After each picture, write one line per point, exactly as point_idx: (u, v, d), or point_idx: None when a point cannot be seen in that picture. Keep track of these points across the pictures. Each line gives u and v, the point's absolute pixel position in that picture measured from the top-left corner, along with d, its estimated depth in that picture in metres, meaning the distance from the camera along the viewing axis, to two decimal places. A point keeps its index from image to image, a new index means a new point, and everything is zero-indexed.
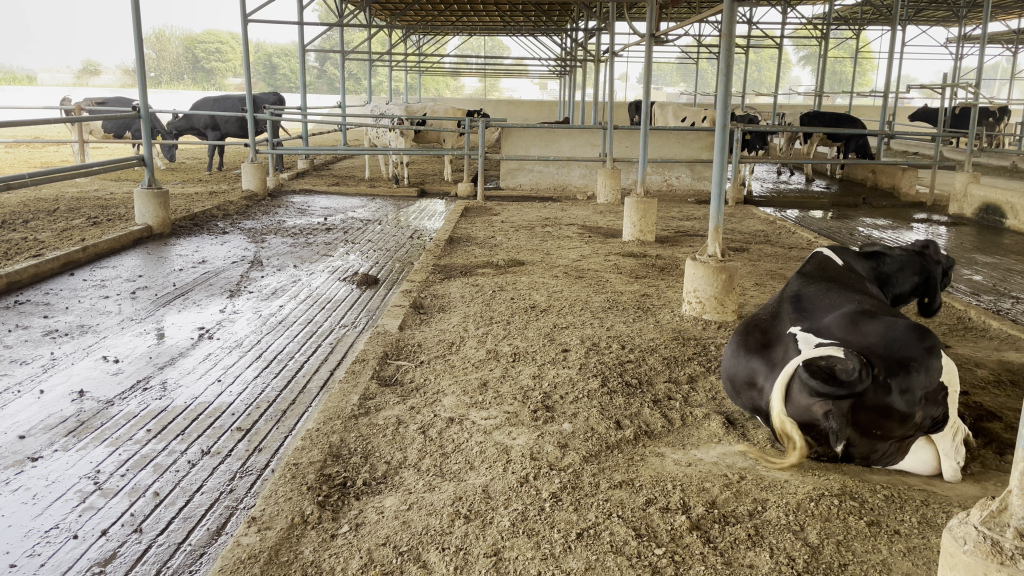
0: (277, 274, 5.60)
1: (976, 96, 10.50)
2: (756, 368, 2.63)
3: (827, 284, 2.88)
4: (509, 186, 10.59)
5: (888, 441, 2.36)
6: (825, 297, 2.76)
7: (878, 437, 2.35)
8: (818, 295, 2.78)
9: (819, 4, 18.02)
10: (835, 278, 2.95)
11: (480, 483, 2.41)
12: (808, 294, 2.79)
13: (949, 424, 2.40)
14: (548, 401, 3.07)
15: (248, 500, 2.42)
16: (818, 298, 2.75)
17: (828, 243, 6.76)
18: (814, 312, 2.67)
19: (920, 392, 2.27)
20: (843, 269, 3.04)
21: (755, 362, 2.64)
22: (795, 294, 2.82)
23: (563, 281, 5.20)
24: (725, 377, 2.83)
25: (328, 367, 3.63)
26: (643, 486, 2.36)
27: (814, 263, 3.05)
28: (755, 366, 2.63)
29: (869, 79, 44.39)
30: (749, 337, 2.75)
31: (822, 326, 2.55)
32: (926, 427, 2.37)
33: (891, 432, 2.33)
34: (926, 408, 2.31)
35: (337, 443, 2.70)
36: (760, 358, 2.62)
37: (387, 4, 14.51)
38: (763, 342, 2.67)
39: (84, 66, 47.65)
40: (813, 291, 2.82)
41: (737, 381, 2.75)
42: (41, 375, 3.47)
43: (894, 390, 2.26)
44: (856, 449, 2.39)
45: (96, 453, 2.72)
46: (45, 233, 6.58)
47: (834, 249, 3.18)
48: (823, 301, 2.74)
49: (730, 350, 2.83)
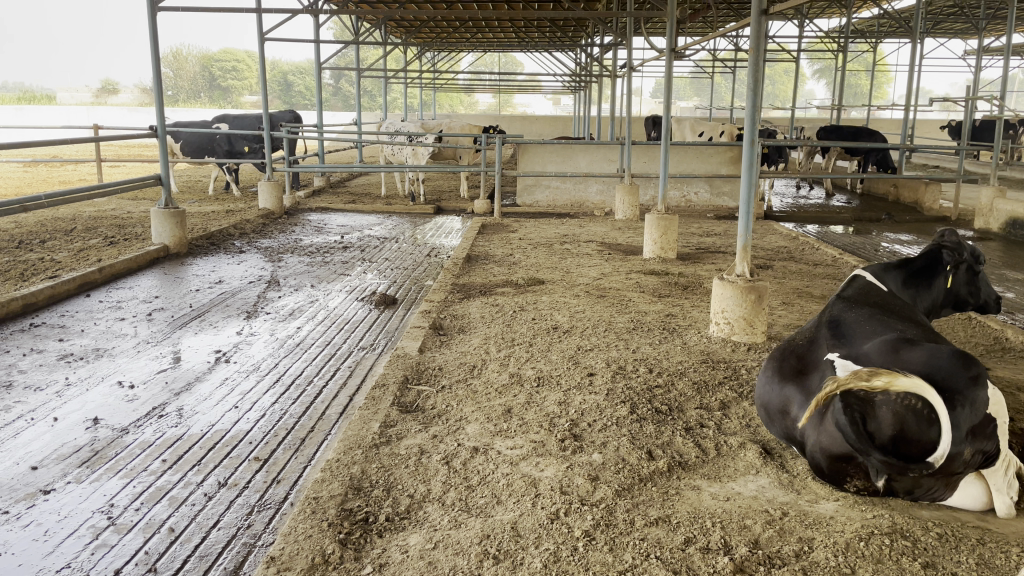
0: (294, 293, 5.54)
1: (1001, 108, 10.29)
2: (790, 397, 2.54)
3: (868, 309, 2.76)
4: (525, 202, 10.52)
5: (934, 477, 2.24)
6: (865, 323, 2.63)
7: (923, 473, 2.23)
8: (857, 320, 2.65)
9: (836, 18, 17.84)
10: (878, 304, 2.83)
11: (508, 519, 2.30)
12: (847, 320, 2.67)
13: (999, 457, 2.29)
14: (576, 429, 2.95)
15: (267, 537, 2.32)
16: (857, 325, 2.61)
17: (854, 260, 6.62)
18: (853, 338, 2.54)
19: (966, 427, 2.17)
20: (887, 296, 2.92)
21: (789, 391, 2.55)
22: (834, 319, 2.70)
23: (585, 301, 5.08)
24: (760, 404, 2.75)
25: (348, 393, 3.52)
26: (680, 523, 2.25)
27: (854, 288, 2.93)
28: (789, 394, 2.55)
29: (885, 93, 44.14)
30: (784, 363, 2.65)
31: (862, 354, 2.42)
32: (976, 462, 2.25)
33: (938, 468, 2.21)
34: (974, 443, 2.20)
35: (358, 476, 2.59)
36: (793, 386, 2.53)
37: (402, 21, 14.49)
38: (797, 368, 2.56)
39: (104, 85, 48.58)
40: (853, 316, 2.69)
41: (770, 409, 2.67)
42: (55, 402, 3.38)
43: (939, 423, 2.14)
44: (899, 484, 2.27)
45: (110, 485, 2.63)
46: (62, 254, 6.54)
47: (875, 272, 3.05)
48: (862, 327, 2.60)
49: (764, 377, 2.74)
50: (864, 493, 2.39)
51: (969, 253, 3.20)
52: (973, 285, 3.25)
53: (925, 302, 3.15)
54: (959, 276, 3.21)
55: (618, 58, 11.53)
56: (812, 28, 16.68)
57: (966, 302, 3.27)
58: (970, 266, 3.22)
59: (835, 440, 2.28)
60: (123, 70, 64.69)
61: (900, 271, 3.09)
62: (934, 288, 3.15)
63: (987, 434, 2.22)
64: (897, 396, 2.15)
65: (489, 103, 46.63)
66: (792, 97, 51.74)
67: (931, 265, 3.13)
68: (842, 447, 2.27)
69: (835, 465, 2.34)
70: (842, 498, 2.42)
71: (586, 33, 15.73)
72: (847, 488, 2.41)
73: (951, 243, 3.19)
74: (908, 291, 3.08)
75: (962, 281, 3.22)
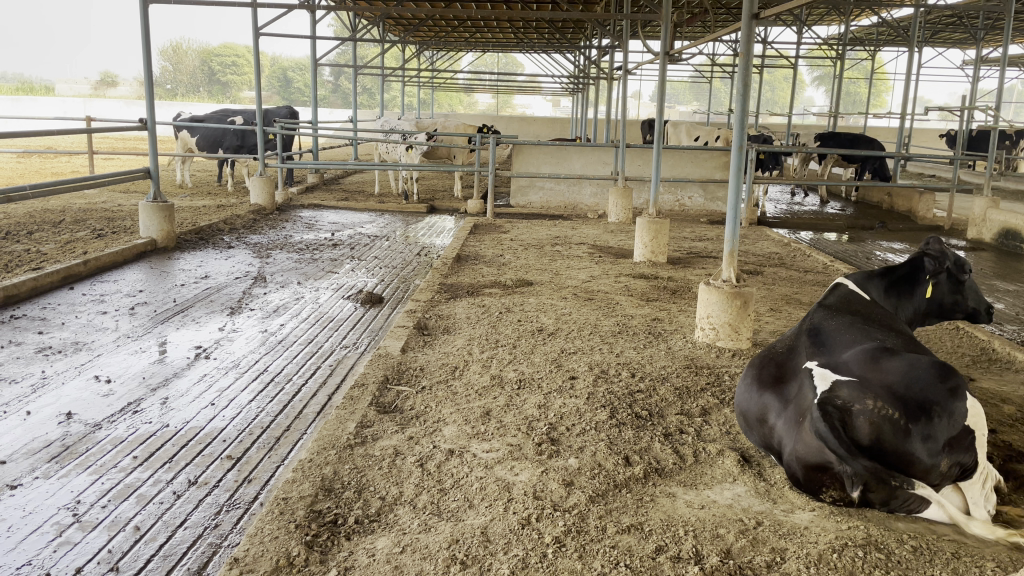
0: (280, 290, 5.50)
1: (997, 118, 10.26)
2: (768, 405, 2.51)
3: (850, 317, 2.74)
4: (519, 203, 10.49)
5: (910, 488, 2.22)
6: (845, 332, 2.60)
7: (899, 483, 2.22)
8: (837, 329, 2.63)
9: (835, 25, 17.82)
10: (861, 313, 2.81)
11: (479, 524, 2.26)
12: (827, 328, 2.64)
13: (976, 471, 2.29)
14: (554, 433, 2.92)
15: (233, 537, 2.28)
16: (837, 333, 2.59)
17: (845, 267, 6.60)
18: (833, 347, 2.51)
19: (943, 439, 2.18)
20: (870, 304, 2.89)
21: (767, 399, 2.51)
22: (814, 326, 2.67)
23: (572, 303, 5.05)
24: (739, 412, 2.71)
25: (326, 392, 3.49)
26: (652, 530, 2.22)
27: (837, 296, 2.90)
28: (767, 402, 2.51)
29: (883, 102, 44.26)
30: (763, 371, 2.61)
31: (841, 362, 2.39)
32: (953, 474, 2.24)
33: (913, 479, 2.20)
34: (950, 455, 2.20)
35: (329, 476, 2.56)
36: (771, 393, 2.50)
37: (400, 19, 14.44)
38: (776, 376, 2.53)
39: (103, 77, 48.61)
40: (834, 324, 2.66)
41: (749, 417, 2.63)
42: (28, 396, 3.34)
43: (914, 435, 2.16)
44: (874, 495, 2.25)
45: (78, 482, 2.59)
46: (49, 246, 6.48)
47: (859, 280, 3.01)
48: (843, 335, 2.57)
49: (743, 384, 2.70)
50: (841, 503, 2.36)
51: (953, 261, 3.16)
52: (958, 294, 3.21)
53: (907, 310, 3.12)
54: (942, 284, 3.18)
55: (616, 61, 11.48)
56: (811, 35, 16.67)
57: (951, 311, 3.23)
58: (954, 273, 3.17)
59: (813, 448, 2.25)
60: (123, 64, 64.62)
61: (883, 280, 3.05)
62: (918, 295, 3.12)
63: (964, 446, 2.21)
64: (873, 405, 2.17)
65: (487, 103, 46.76)
66: (790, 103, 51.91)
67: (913, 272, 3.11)
68: (819, 456, 2.24)
69: (811, 474, 2.31)
70: (818, 508, 2.38)
71: (585, 34, 15.68)
72: (824, 498, 2.38)
73: (935, 251, 3.16)
74: (891, 299, 3.06)
75: (946, 289, 3.19)
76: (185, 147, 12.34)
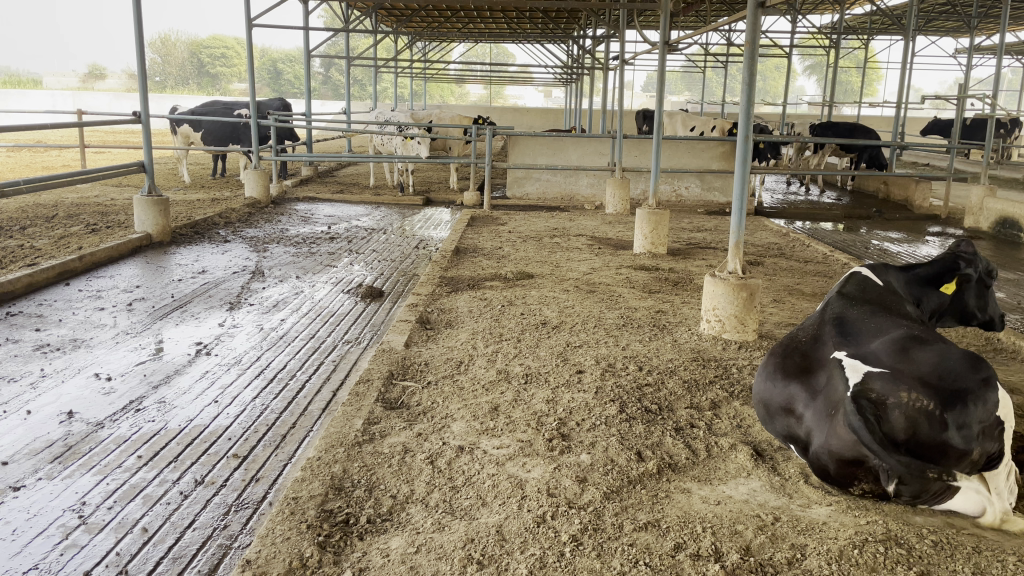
0: (278, 285, 5.44)
1: (994, 106, 10.22)
2: (795, 395, 2.47)
3: (871, 307, 2.70)
4: (515, 195, 10.43)
5: (941, 480, 2.18)
6: (870, 322, 2.57)
7: (930, 476, 2.16)
8: (861, 318, 2.60)
9: (829, 14, 17.77)
10: (878, 302, 2.78)
11: (494, 522, 2.23)
12: (850, 318, 2.61)
13: (1000, 463, 2.21)
14: (564, 428, 2.89)
15: (243, 538, 2.25)
16: (861, 324, 2.55)
17: (845, 257, 6.58)
18: (859, 337, 2.47)
19: (976, 426, 2.11)
20: (883, 291, 2.86)
21: (794, 389, 2.48)
22: (838, 317, 2.63)
23: (574, 295, 5.01)
24: (758, 401, 2.68)
25: (331, 388, 3.45)
26: (670, 528, 2.19)
27: (853, 284, 2.87)
28: (793, 392, 2.48)
29: (874, 90, 44.29)
30: (787, 360, 2.57)
31: (870, 353, 2.35)
32: (980, 463, 2.17)
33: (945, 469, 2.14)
34: (983, 443, 2.13)
35: (339, 474, 2.52)
36: (799, 384, 2.46)
37: (393, 10, 14.32)
38: (802, 366, 2.50)
39: (92, 70, 48.28)
40: (856, 315, 2.62)
41: (771, 406, 2.59)
42: (28, 394, 3.29)
43: (950, 425, 2.10)
44: (907, 487, 2.21)
45: (83, 482, 2.55)
46: (43, 241, 6.41)
47: (874, 269, 2.99)
48: (867, 325, 2.54)
49: (763, 374, 2.66)
50: (870, 495, 2.35)
51: (984, 266, 3.10)
52: (981, 300, 3.13)
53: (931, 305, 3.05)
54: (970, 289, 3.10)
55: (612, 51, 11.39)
56: (805, 24, 16.61)
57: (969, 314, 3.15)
58: (981, 279, 3.11)
59: (844, 442, 2.23)
60: (111, 56, 64.18)
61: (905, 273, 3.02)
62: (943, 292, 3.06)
63: (995, 437, 2.15)
64: (908, 398, 2.12)
65: (479, 94, 46.59)
66: (782, 92, 52.00)
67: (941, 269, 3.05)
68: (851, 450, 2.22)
69: (844, 468, 2.29)
70: (835, 502, 2.36)
71: (579, 24, 15.61)
72: (853, 491, 2.36)
73: (968, 253, 3.11)
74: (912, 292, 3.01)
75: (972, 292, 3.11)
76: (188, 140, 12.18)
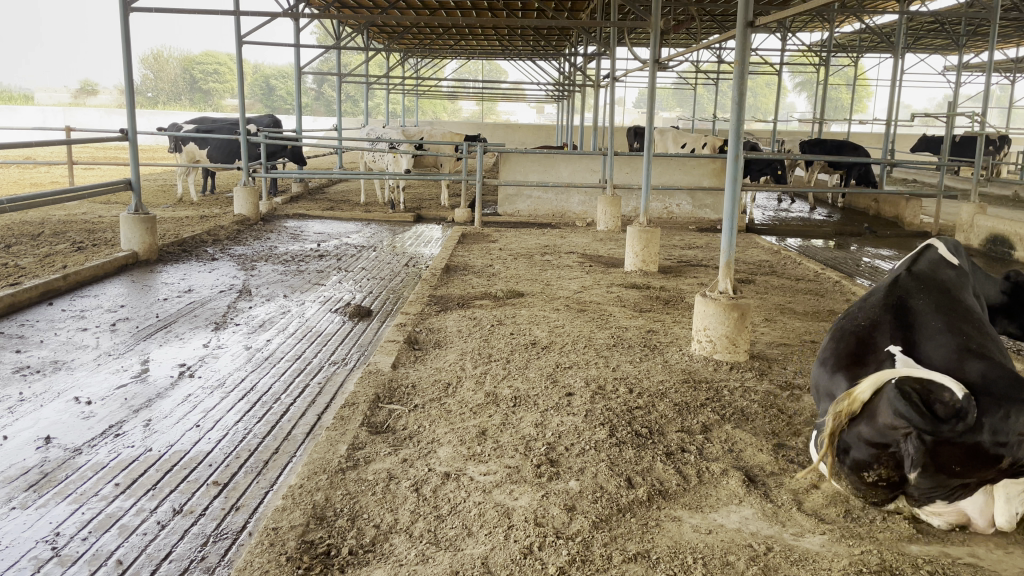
0: (266, 304, 5.38)
1: (984, 124, 10.25)
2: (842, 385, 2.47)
3: (936, 292, 2.70)
4: (507, 212, 10.41)
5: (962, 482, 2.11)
6: (932, 313, 2.57)
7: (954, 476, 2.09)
8: (924, 308, 2.60)
9: (818, 32, 17.89)
10: (946, 285, 2.78)
11: (479, 553, 2.17)
12: (914, 307, 2.61)
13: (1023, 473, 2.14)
14: (552, 454, 2.83)
15: (220, 571, 2.17)
16: (924, 314, 2.56)
17: (837, 275, 6.56)
18: (918, 329, 2.48)
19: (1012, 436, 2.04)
20: (953, 273, 2.87)
21: (842, 378, 2.49)
22: (901, 303, 2.64)
23: (565, 315, 4.96)
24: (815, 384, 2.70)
25: (316, 411, 3.38)
26: (660, 559, 2.13)
27: (926, 267, 2.88)
28: (841, 380, 2.48)
29: (863, 107, 44.72)
30: (844, 347, 2.60)
31: (925, 354, 2.37)
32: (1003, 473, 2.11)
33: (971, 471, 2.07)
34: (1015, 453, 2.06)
35: (321, 504, 2.45)
36: (848, 374, 2.47)
37: (385, 27, 14.35)
38: (855, 356, 2.51)
39: (83, 86, 48.39)
40: (921, 303, 2.63)
41: (822, 389, 2.61)
42: (7, 418, 3.22)
43: (986, 426, 2.03)
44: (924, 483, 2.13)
45: (57, 512, 2.48)
46: (27, 260, 6.32)
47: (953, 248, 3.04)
48: (928, 317, 2.54)
49: (824, 359, 2.69)
50: (883, 484, 2.24)
51: None
52: None
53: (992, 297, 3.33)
54: None
55: (602, 68, 11.41)
56: (794, 42, 16.72)
57: None
58: None
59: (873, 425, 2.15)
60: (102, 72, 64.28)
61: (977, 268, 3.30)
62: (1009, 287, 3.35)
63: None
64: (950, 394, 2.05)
65: (471, 111, 46.80)
66: (772, 109, 52.36)
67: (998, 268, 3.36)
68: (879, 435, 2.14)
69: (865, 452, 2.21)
70: (828, 531, 2.31)
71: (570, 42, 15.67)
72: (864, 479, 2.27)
73: None
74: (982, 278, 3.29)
75: None
76: (191, 159, 11.90)
